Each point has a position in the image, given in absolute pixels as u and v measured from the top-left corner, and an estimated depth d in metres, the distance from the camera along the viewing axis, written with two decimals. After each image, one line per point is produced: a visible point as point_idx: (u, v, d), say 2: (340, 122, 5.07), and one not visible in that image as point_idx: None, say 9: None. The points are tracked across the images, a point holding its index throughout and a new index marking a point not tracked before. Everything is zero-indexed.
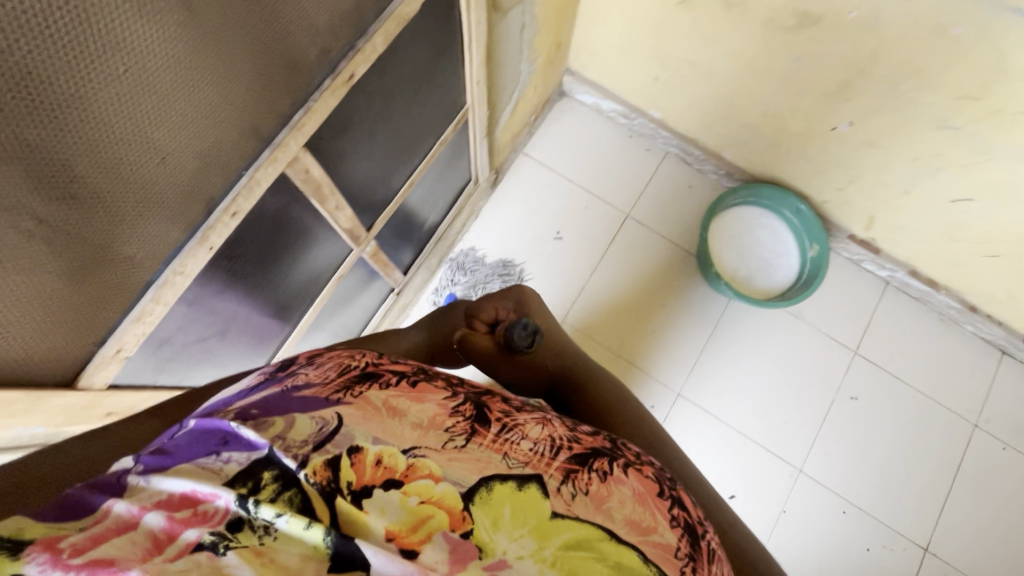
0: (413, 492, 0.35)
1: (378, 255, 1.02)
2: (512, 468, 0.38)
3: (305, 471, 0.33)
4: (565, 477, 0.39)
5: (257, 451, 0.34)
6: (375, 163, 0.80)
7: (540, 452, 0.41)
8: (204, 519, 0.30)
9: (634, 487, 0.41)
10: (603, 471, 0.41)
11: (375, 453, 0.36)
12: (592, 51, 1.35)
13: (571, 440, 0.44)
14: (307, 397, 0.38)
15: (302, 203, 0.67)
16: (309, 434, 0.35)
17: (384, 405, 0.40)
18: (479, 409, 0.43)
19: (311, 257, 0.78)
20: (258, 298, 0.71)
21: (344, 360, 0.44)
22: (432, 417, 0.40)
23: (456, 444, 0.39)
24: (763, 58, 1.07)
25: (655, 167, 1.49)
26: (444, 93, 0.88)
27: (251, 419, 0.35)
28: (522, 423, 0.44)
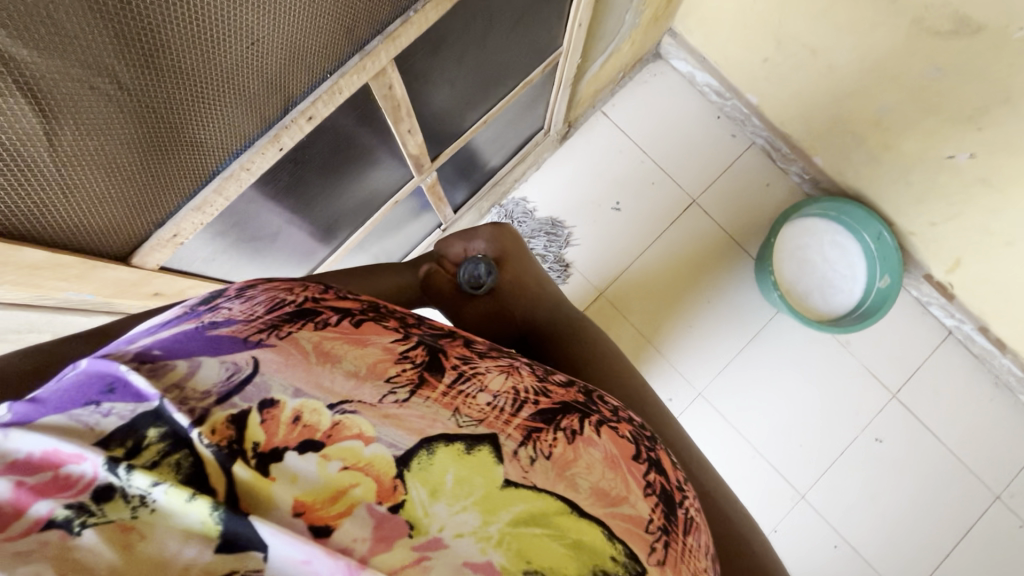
0: (334, 456, 0.31)
1: (435, 188, 0.98)
2: (465, 427, 0.35)
3: (199, 430, 0.29)
4: (526, 438, 0.37)
5: (143, 403, 0.29)
6: (455, 92, 0.75)
7: (499, 407, 0.39)
8: (66, 485, 0.26)
9: (605, 449, 0.40)
10: (572, 431, 0.40)
11: (293, 409, 0.32)
12: (704, 15, 1.23)
13: (539, 393, 0.42)
14: (223, 337, 0.34)
15: (375, 121, 0.63)
16: (213, 384, 0.31)
17: (316, 348, 0.36)
18: (434, 355, 0.40)
19: (371, 177, 0.75)
20: (313, 208, 0.69)
21: (279, 294, 0.39)
22: (372, 365, 0.37)
23: (397, 398, 0.35)
24: (897, 62, 0.96)
25: (736, 155, 1.39)
26: (542, 30, 0.81)
27: (148, 363, 0.31)
28: (482, 373, 0.41)
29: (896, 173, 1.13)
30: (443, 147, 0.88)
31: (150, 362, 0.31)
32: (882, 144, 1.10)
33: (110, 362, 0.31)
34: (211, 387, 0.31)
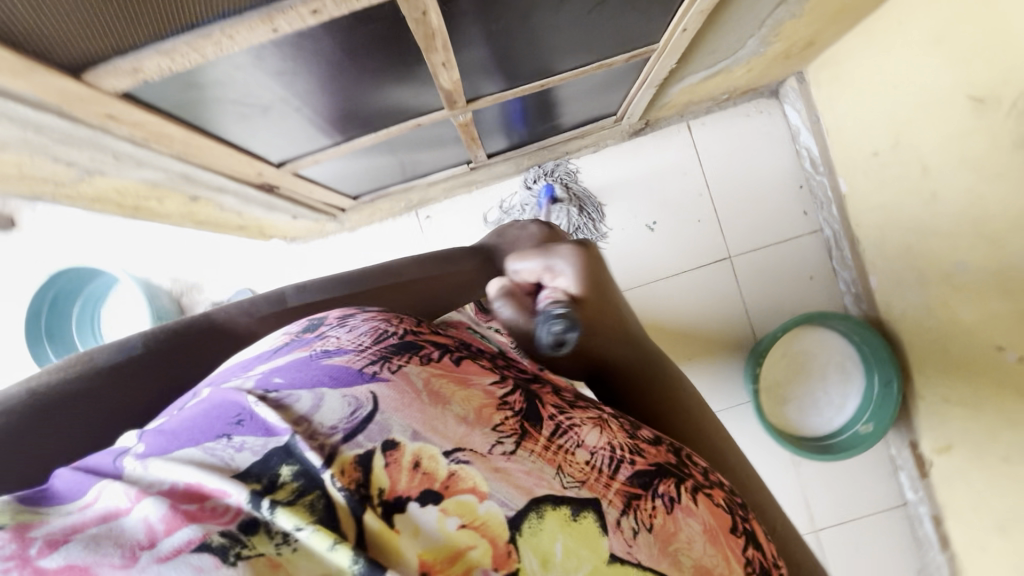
0: (454, 511, 0.32)
1: (469, 128, 0.92)
2: (569, 490, 0.36)
3: (332, 472, 0.31)
4: (628, 508, 0.38)
5: (272, 439, 0.32)
6: (515, 47, 0.69)
7: (597, 466, 0.40)
8: (214, 513, 0.28)
9: (703, 521, 0.40)
10: (671, 500, 0.40)
11: (413, 454, 0.33)
12: (839, 75, 1.08)
13: (633, 453, 0.43)
14: (341, 368, 0.38)
15: (407, 42, 0.58)
16: (336, 421, 0.34)
17: (427, 386, 0.38)
18: (529, 403, 0.42)
19: (395, 93, 0.71)
20: (319, 99, 0.65)
21: (381, 325, 0.43)
22: (477, 409, 0.39)
23: (505, 449, 0.37)
24: (996, 226, 0.84)
25: (796, 234, 1.28)
26: (639, 20, 0.72)
27: (272, 394, 0.35)
28: (578, 426, 0.42)
29: (938, 334, 1.02)
30: (490, 93, 0.80)
31: (274, 390, 0.35)
32: (940, 298, 0.99)
33: (238, 397, 0.35)
34: (334, 424, 0.34)
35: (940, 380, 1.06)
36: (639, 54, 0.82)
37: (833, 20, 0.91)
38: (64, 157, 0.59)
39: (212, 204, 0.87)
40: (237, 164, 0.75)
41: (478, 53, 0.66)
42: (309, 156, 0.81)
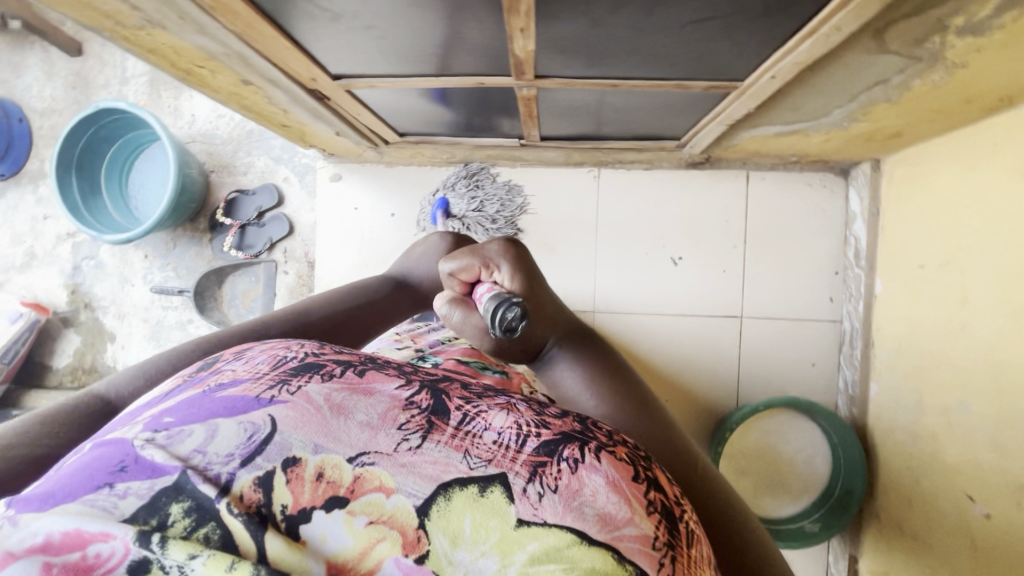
0: (360, 510, 0.32)
1: (530, 104, 0.91)
2: (475, 471, 0.34)
3: (226, 501, 0.31)
4: (532, 475, 0.34)
5: (160, 479, 0.31)
6: (598, 42, 0.67)
7: (504, 442, 0.36)
8: (100, 565, 0.28)
9: (606, 474, 0.35)
10: (574, 460, 0.35)
11: (316, 467, 0.33)
12: (914, 175, 1.04)
13: (539, 422, 0.38)
14: (233, 396, 0.35)
15: None
16: (236, 444, 0.33)
17: (327, 402, 0.36)
18: (438, 398, 0.39)
19: (467, 46, 0.70)
20: (391, 26, 0.64)
21: (282, 352, 0.41)
22: (382, 413, 0.36)
23: (410, 445, 0.34)
24: (1010, 377, 0.81)
25: (814, 316, 1.24)
26: (732, 53, 0.70)
27: (161, 431, 0.33)
28: (484, 410, 0.38)
29: (917, 462, 1.00)
30: (561, 76, 0.78)
31: (163, 429, 0.33)
32: (931, 428, 0.96)
33: (123, 442, 0.32)
34: (232, 451, 0.32)
35: (902, 506, 1.03)
36: (720, 87, 0.80)
37: (927, 118, 0.87)
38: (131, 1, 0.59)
39: (261, 94, 0.87)
40: (294, 62, 0.75)
41: (559, 31, 0.64)
42: (366, 79, 0.81)
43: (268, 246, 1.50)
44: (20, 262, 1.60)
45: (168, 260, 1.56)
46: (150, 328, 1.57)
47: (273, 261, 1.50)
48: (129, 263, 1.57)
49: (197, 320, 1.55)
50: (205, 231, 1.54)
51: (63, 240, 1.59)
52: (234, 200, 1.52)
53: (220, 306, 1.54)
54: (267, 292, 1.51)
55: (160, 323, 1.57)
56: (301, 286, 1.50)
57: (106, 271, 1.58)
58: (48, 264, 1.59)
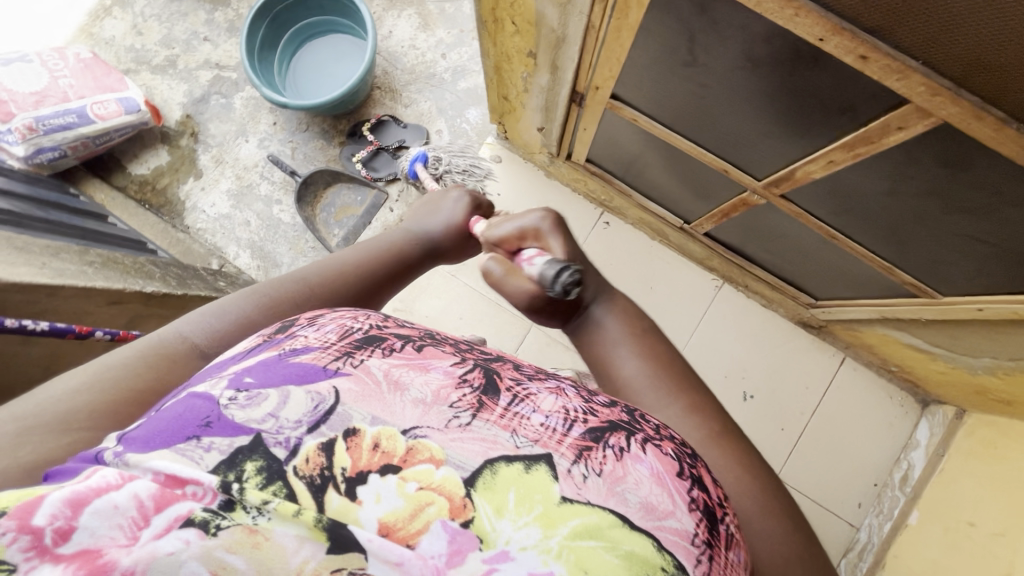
0: (409, 475, 0.35)
1: (738, 207, 0.95)
2: (522, 449, 0.38)
3: (294, 462, 0.35)
4: (579, 458, 0.38)
5: (239, 438, 0.35)
6: (868, 203, 0.72)
7: (553, 427, 0.40)
8: (194, 497, 0.32)
9: (652, 466, 0.39)
10: (620, 449, 0.39)
11: (372, 437, 0.36)
12: (996, 441, 1.10)
13: (587, 411, 0.42)
14: (304, 364, 0.40)
15: (839, 129, 0.62)
16: (306, 411, 0.37)
17: (385, 375, 0.40)
18: (490, 378, 0.42)
19: (755, 142, 0.74)
20: (720, 94, 0.68)
21: (346, 322, 0.45)
22: (436, 391, 0.40)
23: (460, 422, 0.38)
24: None
25: (836, 509, 1.28)
26: (962, 274, 0.75)
27: (241, 390, 0.38)
28: (536, 394, 0.42)
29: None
30: (800, 206, 0.83)
31: (243, 390, 0.38)
32: None
33: (209, 399, 0.37)
34: (300, 417, 0.36)
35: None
36: (919, 290, 0.85)
37: None
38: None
39: (529, 67, 0.91)
40: (596, 66, 0.79)
41: (853, 179, 0.69)
42: (635, 112, 0.85)
43: (390, 178, 1.50)
44: (158, 62, 1.58)
45: (292, 138, 1.55)
46: (238, 187, 1.54)
47: (386, 194, 1.50)
48: (255, 120, 1.56)
49: (285, 204, 1.53)
50: (341, 133, 1.55)
51: (209, 66, 1.58)
52: (384, 122, 1.53)
53: (314, 205, 1.52)
54: (365, 217, 1.50)
55: (250, 187, 1.54)
56: None
57: (230, 114, 1.57)
58: (181, 78, 1.58)
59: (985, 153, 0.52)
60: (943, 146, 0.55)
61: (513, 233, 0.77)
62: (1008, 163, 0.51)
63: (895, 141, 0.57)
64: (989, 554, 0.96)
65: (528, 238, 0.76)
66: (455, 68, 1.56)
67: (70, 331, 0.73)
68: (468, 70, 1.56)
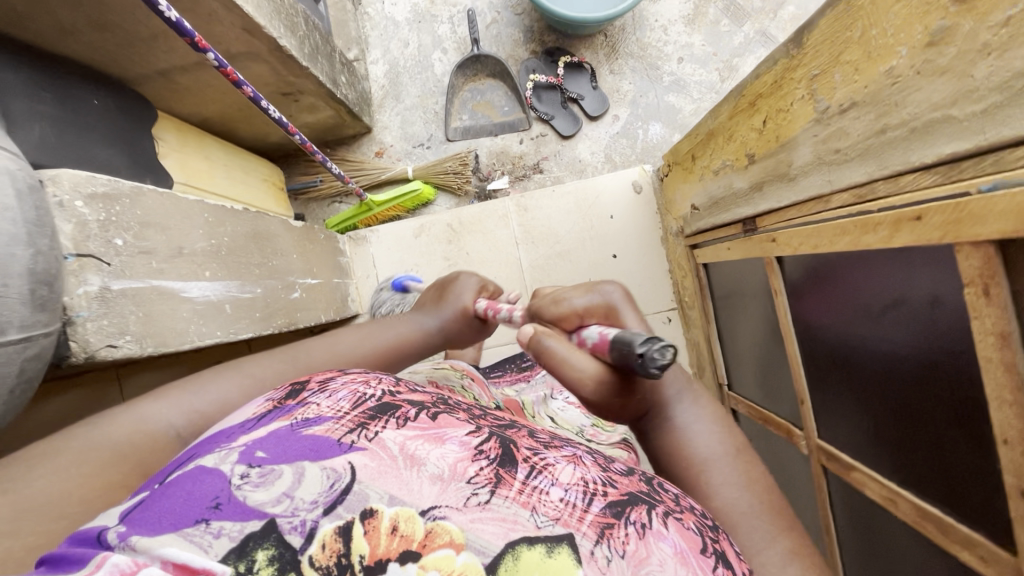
0: (432, 564, 0.30)
1: (780, 431, 0.88)
2: (541, 530, 0.32)
3: (310, 551, 0.29)
4: (600, 537, 0.32)
5: (251, 523, 0.30)
6: (884, 558, 0.65)
7: (571, 501, 0.34)
8: None
9: (675, 543, 0.33)
10: (642, 526, 0.33)
11: (390, 519, 0.31)
12: None
13: (606, 484, 0.36)
14: (318, 437, 0.35)
15: (931, 496, 0.54)
16: (321, 491, 0.32)
17: (402, 451, 0.35)
18: (507, 449, 0.37)
19: (849, 417, 0.67)
20: (866, 362, 0.60)
21: (360, 390, 0.41)
22: (454, 466, 0.34)
23: (478, 500, 0.32)
24: None
25: None
26: None
27: (254, 464, 0.33)
28: (552, 464, 0.36)
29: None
30: (827, 487, 0.75)
31: (256, 467, 0.33)
32: None
33: (219, 478, 0.32)
34: (315, 497, 0.32)
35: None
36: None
37: None
38: (858, 100, 0.52)
39: (738, 164, 0.81)
40: (791, 226, 0.70)
41: (900, 535, 0.61)
42: (780, 289, 0.76)
43: (543, 118, 1.41)
44: None
45: (500, 10, 1.45)
46: (424, 10, 1.47)
47: (528, 126, 1.42)
48: None
49: (447, 56, 1.46)
50: (540, 44, 1.44)
51: None
52: (581, 69, 1.42)
53: (467, 80, 1.45)
54: (496, 128, 1.43)
55: (433, 17, 1.46)
56: (510, 163, 1.43)
57: None
58: None
59: None
60: None
61: (603, 306, 0.49)
62: None
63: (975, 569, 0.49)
64: None
65: (595, 314, 0.49)
66: (677, 78, 1.43)
67: (191, 37, 0.69)
68: (686, 89, 1.43)
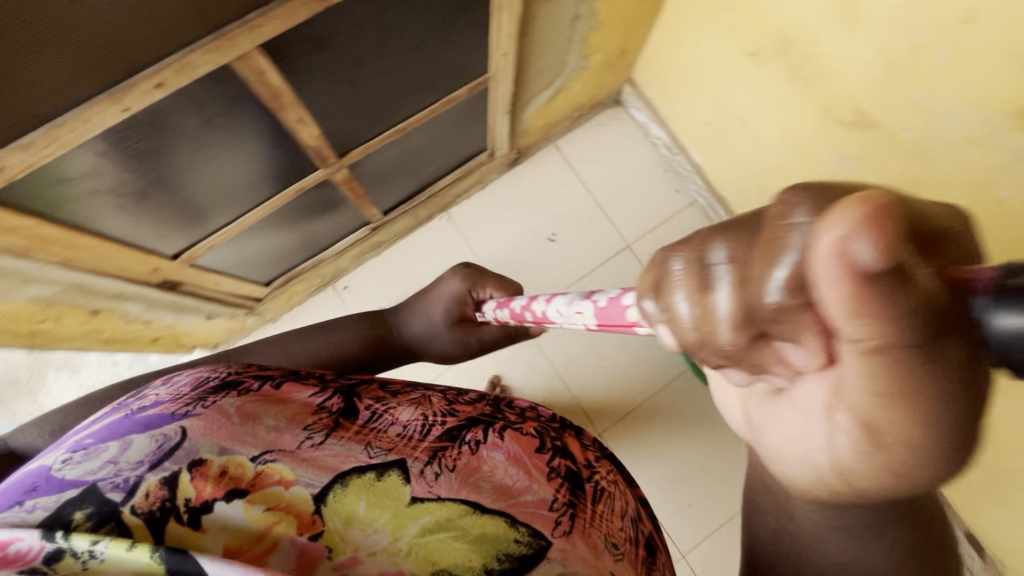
0: (259, 500, 0.39)
1: (352, 184, 1.00)
2: (374, 459, 0.43)
3: (132, 501, 0.37)
4: (431, 457, 0.45)
5: (66, 492, 0.37)
6: (362, 99, 0.79)
7: (408, 436, 0.47)
8: (17, 560, 0.33)
9: (506, 450, 0.48)
10: (477, 442, 0.48)
11: (221, 465, 0.40)
12: (658, 75, 1.30)
13: (447, 415, 0.52)
14: (153, 416, 0.44)
15: (255, 104, 0.66)
16: (146, 451, 0.40)
17: (238, 411, 0.45)
18: (348, 402, 0.51)
19: (262, 161, 0.78)
20: (195, 175, 0.72)
21: (204, 374, 0.50)
22: (289, 417, 0.47)
23: (313, 440, 0.44)
24: (812, 142, 0.99)
25: (676, 212, 1.43)
26: (464, 55, 0.86)
27: (78, 449, 0.41)
28: (394, 410, 0.51)
29: None
30: (357, 144, 0.89)
31: (80, 450, 0.41)
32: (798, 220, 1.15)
33: (42, 468, 0.40)
34: (141, 457, 0.40)
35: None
36: (493, 60, 0.91)
37: (628, 26, 1.12)
38: None
39: (115, 315, 0.89)
40: (126, 260, 0.79)
41: (325, 102, 0.74)
42: (199, 242, 0.86)
43: None
44: None
45: None
46: None
47: None
48: None
49: None
50: None
51: None
52: None
53: None
54: None
55: None
56: None
57: None
58: None
59: (306, 21, 0.59)
60: (294, 43, 0.61)
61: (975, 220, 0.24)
62: (324, 11, 0.59)
63: (275, 49, 0.60)
64: (729, 124, 1.17)
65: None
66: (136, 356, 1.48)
67: None
68: None
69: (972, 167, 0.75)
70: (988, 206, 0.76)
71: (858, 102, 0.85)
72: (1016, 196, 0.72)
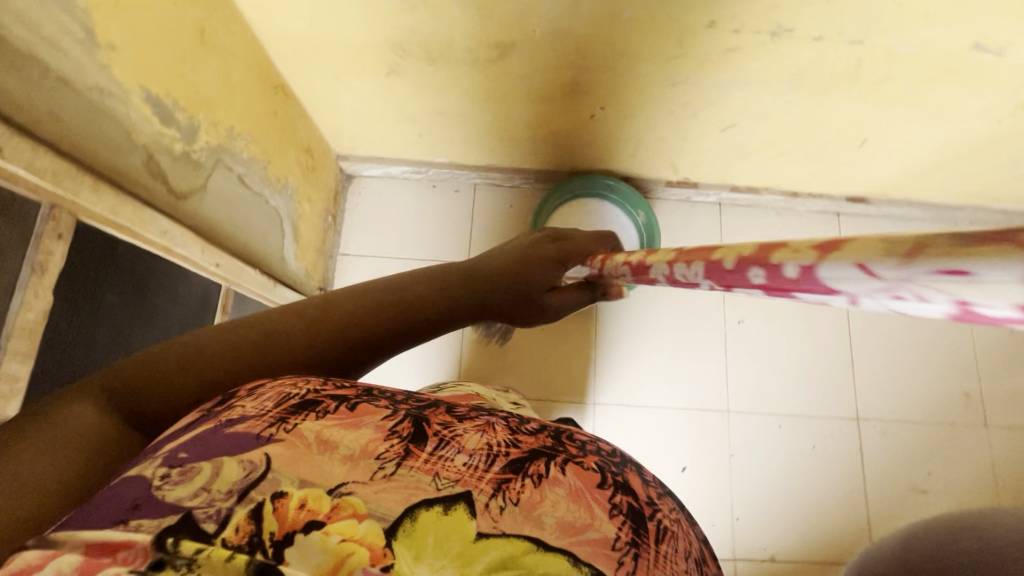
0: (336, 530, 0.30)
1: None
2: (443, 490, 0.32)
3: (222, 535, 0.29)
4: (497, 490, 0.33)
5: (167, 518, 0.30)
6: None
7: (475, 464, 0.34)
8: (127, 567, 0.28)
9: (572, 485, 0.34)
10: (541, 475, 0.34)
11: (302, 496, 0.31)
12: (353, 137, 1.30)
13: (516, 440, 0.37)
14: (240, 434, 0.34)
15: None
16: (236, 481, 0.32)
17: (318, 437, 0.34)
18: (418, 423, 0.36)
19: None
20: None
21: (286, 388, 0.38)
22: (366, 445, 0.34)
23: (386, 472, 0.33)
24: (493, 86, 1.06)
25: (471, 205, 1.47)
26: (183, 297, 0.81)
27: (177, 466, 0.32)
28: (464, 430, 0.37)
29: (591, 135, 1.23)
30: None
31: (176, 466, 0.32)
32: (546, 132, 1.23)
33: (138, 481, 0.32)
34: (233, 486, 0.31)
35: (634, 142, 1.26)
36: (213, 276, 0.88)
37: (290, 135, 1.11)
38: None
39: None
40: None
41: None
42: None
43: None
44: None
45: None
46: None
47: None
48: None
49: None
50: None
51: None
52: None
53: None
54: None
55: None
56: None
57: None
58: None
59: None
60: None
61: None
62: None
63: None
64: (433, 122, 1.21)
65: None
66: None
67: None
68: None
69: (595, 13, 0.84)
70: (628, 26, 0.87)
71: (488, 40, 0.92)
72: (635, 9, 0.83)
